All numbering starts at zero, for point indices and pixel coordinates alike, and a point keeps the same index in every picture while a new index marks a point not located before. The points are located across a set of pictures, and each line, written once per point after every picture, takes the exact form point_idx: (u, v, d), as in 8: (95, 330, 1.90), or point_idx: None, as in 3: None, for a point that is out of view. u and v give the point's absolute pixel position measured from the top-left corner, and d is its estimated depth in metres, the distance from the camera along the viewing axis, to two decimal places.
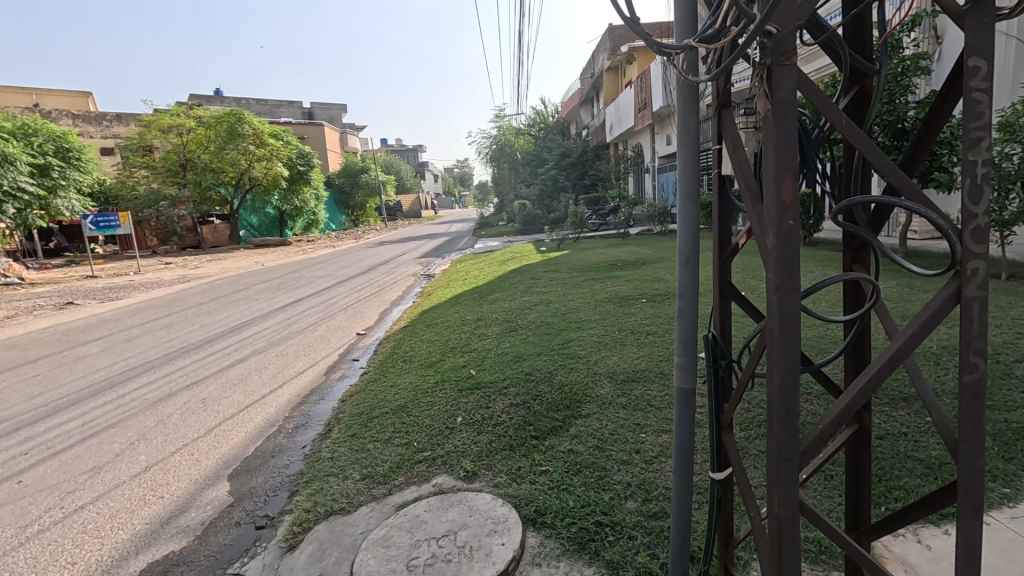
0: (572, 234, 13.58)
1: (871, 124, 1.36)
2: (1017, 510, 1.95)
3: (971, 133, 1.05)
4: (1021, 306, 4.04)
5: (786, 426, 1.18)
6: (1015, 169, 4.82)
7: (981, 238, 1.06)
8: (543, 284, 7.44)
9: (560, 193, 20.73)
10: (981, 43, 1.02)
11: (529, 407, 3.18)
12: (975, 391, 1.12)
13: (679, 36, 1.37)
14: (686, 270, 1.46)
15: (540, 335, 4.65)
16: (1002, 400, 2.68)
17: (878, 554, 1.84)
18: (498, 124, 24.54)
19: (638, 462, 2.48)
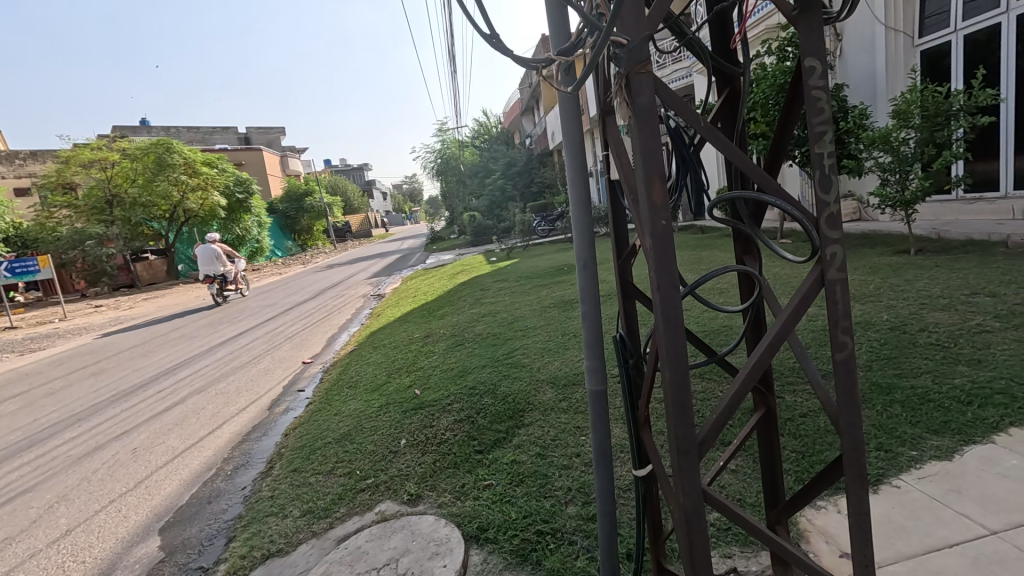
0: (521, 242, 13.71)
1: (741, 124, 1.44)
2: (923, 471, 2.09)
3: (816, 127, 1.13)
4: (925, 278, 4.37)
5: (682, 420, 1.21)
6: (911, 153, 5.25)
7: (835, 225, 1.14)
8: (491, 294, 7.44)
9: (508, 202, 20.92)
10: (814, 44, 1.10)
11: (472, 422, 3.16)
12: (846, 367, 1.19)
13: (552, 48, 1.41)
14: (585, 274, 1.49)
15: (486, 347, 4.64)
16: (908, 367, 2.88)
17: (803, 528, 1.92)
18: (442, 138, 24.55)
19: (578, 465, 2.51)
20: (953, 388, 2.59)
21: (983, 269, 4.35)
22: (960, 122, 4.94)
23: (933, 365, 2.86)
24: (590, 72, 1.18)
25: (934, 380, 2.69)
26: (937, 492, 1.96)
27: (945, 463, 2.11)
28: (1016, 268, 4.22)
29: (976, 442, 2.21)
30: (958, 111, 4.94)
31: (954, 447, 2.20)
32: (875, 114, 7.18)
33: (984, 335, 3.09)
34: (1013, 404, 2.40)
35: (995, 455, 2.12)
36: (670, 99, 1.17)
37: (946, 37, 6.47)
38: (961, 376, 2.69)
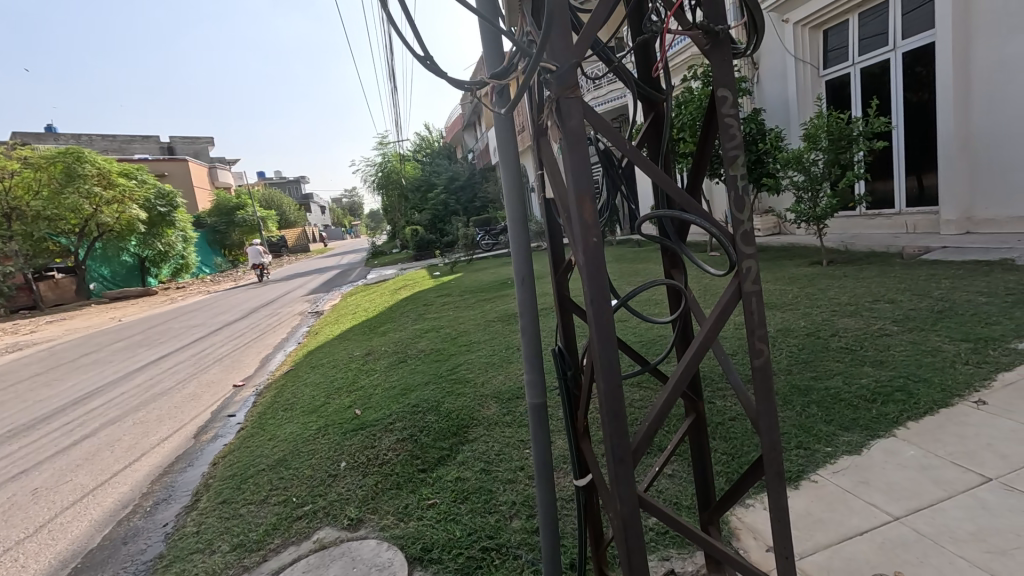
0: (465, 256, 13.72)
1: (666, 147, 1.53)
2: (837, 466, 2.27)
3: (729, 151, 1.23)
4: (836, 287, 4.77)
5: (616, 428, 1.25)
6: (820, 172, 5.74)
7: (749, 241, 1.24)
8: (434, 309, 7.38)
9: (451, 217, 20.91)
10: (725, 76, 1.21)
11: (414, 440, 3.10)
12: (763, 372, 1.29)
13: (486, 70, 1.45)
14: (524, 289, 1.53)
15: (429, 363, 4.59)
16: (823, 369, 3.13)
17: (733, 527, 2.02)
18: (383, 151, 24.18)
19: (522, 478, 2.52)
20: (860, 388, 2.84)
21: (883, 279, 4.81)
22: (860, 145, 5.44)
23: (842, 367, 3.12)
24: (522, 94, 1.23)
25: (845, 381, 2.94)
26: (848, 484, 2.14)
27: (855, 457, 2.30)
28: (911, 277, 4.69)
29: (880, 437, 2.42)
30: (858, 135, 5.45)
31: (861, 442, 2.40)
32: (789, 137, 7.84)
33: (885, 338, 3.42)
34: (910, 400, 2.66)
35: (896, 447, 2.33)
36: (597, 122, 1.24)
37: (845, 70, 7.18)
38: (867, 376, 2.95)
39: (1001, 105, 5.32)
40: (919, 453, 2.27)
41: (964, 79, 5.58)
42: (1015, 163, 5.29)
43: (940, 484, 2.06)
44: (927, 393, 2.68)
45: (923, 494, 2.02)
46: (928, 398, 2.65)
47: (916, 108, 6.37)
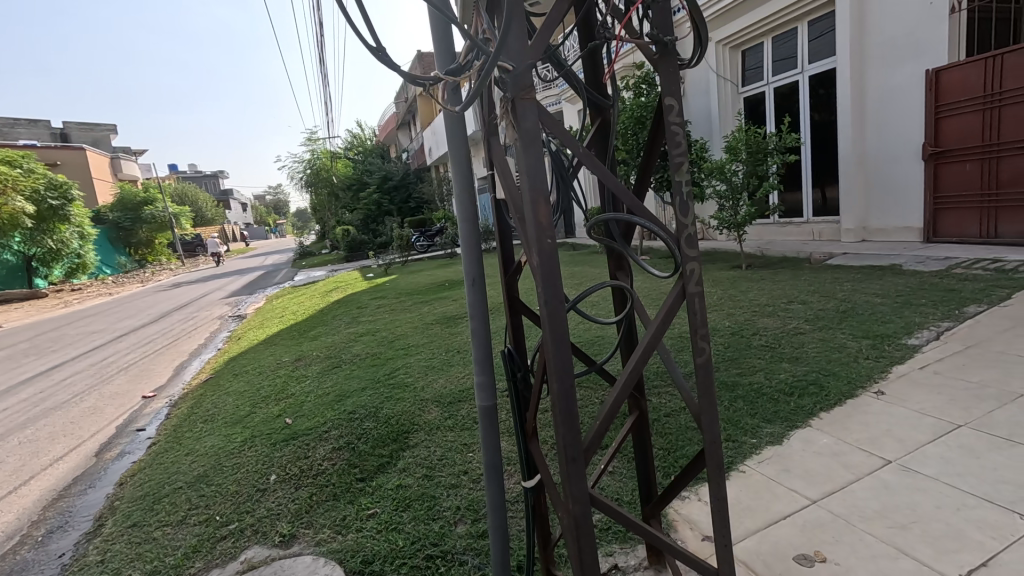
0: (400, 257, 13.39)
1: (612, 152, 1.57)
2: (761, 456, 2.43)
3: (675, 158, 1.28)
4: (756, 289, 5.13)
5: (569, 428, 1.26)
6: (740, 183, 6.16)
7: (693, 244, 1.30)
8: (369, 312, 7.13)
9: (385, 217, 20.35)
10: (672, 85, 1.26)
11: (352, 449, 2.97)
12: (705, 370, 1.35)
13: (438, 68, 1.43)
14: (474, 289, 1.51)
15: (365, 368, 4.42)
16: (747, 366, 3.35)
17: (672, 519, 2.11)
18: (312, 148, 23.12)
19: (466, 482, 2.49)
20: (779, 382, 3.07)
21: (796, 282, 5.23)
22: (774, 159, 5.90)
23: (764, 363, 3.36)
24: (478, 93, 1.21)
25: (767, 376, 3.17)
26: (772, 473, 2.30)
27: (777, 447, 2.48)
28: (819, 280, 5.13)
29: (798, 427, 2.63)
30: (772, 149, 5.91)
31: (782, 432, 2.59)
32: (712, 148, 8.34)
33: (799, 336, 3.72)
34: (822, 392, 2.90)
35: (812, 436, 2.54)
36: (550, 125, 1.25)
37: (761, 89, 7.78)
38: (785, 371, 3.20)
39: (890, 127, 5.96)
40: (831, 441, 2.48)
41: (860, 103, 6.20)
42: (901, 180, 5.94)
43: (850, 468, 2.26)
44: (836, 385, 2.95)
45: (836, 478, 2.21)
46: (837, 389, 2.90)
47: (821, 127, 7.01)
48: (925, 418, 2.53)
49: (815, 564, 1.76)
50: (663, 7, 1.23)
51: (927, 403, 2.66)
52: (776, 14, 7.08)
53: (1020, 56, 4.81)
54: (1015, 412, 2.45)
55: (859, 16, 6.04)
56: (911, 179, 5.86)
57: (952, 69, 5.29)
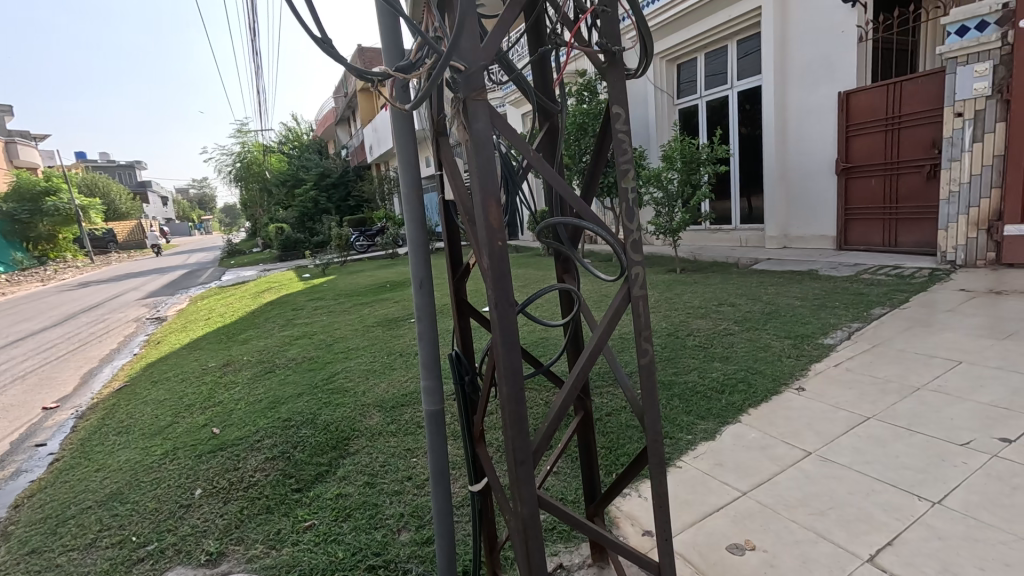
0: (339, 257, 12.93)
1: (560, 156, 1.59)
2: (696, 451, 2.55)
3: (622, 165, 1.32)
4: (690, 292, 5.39)
5: (518, 430, 1.26)
6: (676, 191, 6.45)
7: (637, 249, 1.34)
8: (305, 315, 6.82)
9: (322, 215, 19.56)
10: (619, 94, 1.30)
11: (286, 459, 2.83)
12: (648, 370, 1.40)
13: (386, 64, 1.39)
14: (421, 292, 1.48)
15: (300, 373, 4.22)
16: (683, 365, 3.52)
17: (614, 516, 2.16)
18: (242, 140, 21.88)
19: (409, 489, 2.43)
20: (712, 380, 3.24)
21: (726, 285, 5.54)
22: (706, 168, 6.23)
23: (698, 362, 3.54)
24: (429, 92, 1.19)
25: (700, 374, 3.33)
26: (706, 467, 2.42)
27: (710, 443, 2.62)
28: (747, 284, 5.47)
29: (729, 423, 2.78)
30: (704, 159, 6.24)
31: (715, 428, 2.74)
32: (650, 157, 8.69)
33: (729, 336, 3.94)
34: (751, 389, 3.09)
35: (742, 431, 2.70)
36: (501, 127, 1.25)
37: (694, 102, 8.20)
38: (716, 370, 3.38)
39: (808, 143, 6.45)
40: (759, 435, 2.64)
41: (783, 119, 6.67)
42: (817, 192, 6.45)
43: (774, 460, 2.42)
44: (762, 382, 3.15)
45: (762, 470, 2.35)
46: (764, 387, 3.10)
47: (747, 140, 7.48)
48: (838, 412, 2.75)
49: (745, 552, 1.87)
50: (612, 18, 1.26)
51: (841, 397, 2.89)
52: (708, 32, 7.50)
53: (917, 83, 5.27)
54: (914, 404, 2.71)
55: (781, 39, 6.53)
56: (825, 192, 6.37)
57: (860, 93, 5.81)
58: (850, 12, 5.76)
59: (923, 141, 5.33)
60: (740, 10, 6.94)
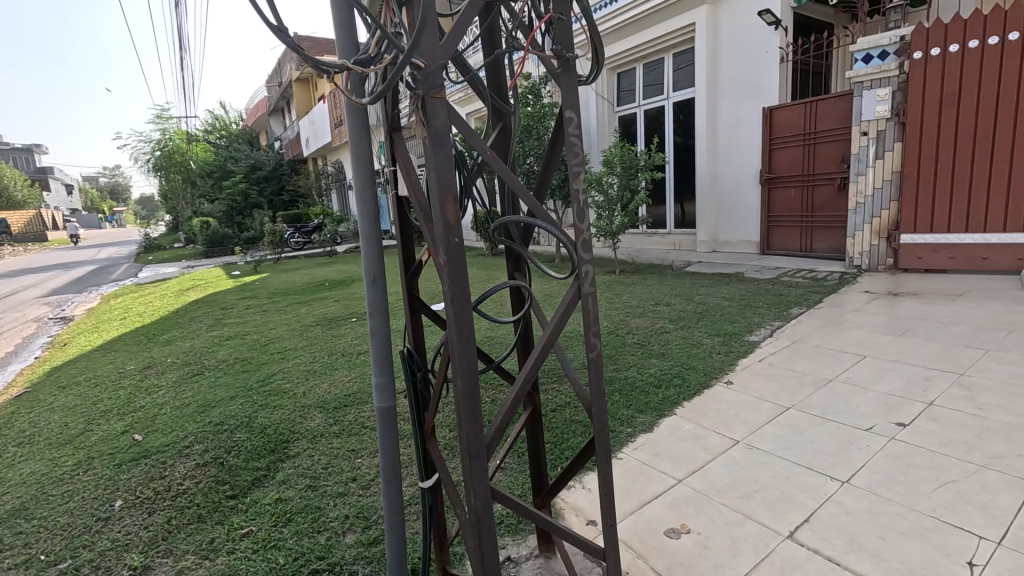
0: (272, 254, 12.31)
1: (513, 155, 1.62)
2: (636, 444, 2.68)
3: (574, 167, 1.38)
4: (629, 293, 5.62)
5: (473, 424, 1.28)
6: (616, 195, 6.68)
7: (587, 248, 1.40)
8: (235, 314, 6.45)
9: (253, 210, 18.53)
10: (572, 100, 1.35)
11: (220, 464, 2.68)
12: (596, 364, 1.46)
13: (340, 57, 1.37)
14: (374, 288, 1.47)
15: (233, 375, 4.00)
16: (622, 361, 3.67)
17: (559, 508, 2.23)
18: (162, 127, 20.33)
19: (354, 490, 2.38)
20: (650, 375, 3.41)
21: (662, 286, 5.82)
22: (643, 174, 6.51)
23: (637, 358, 3.70)
24: (387, 88, 1.18)
25: (639, 370, 3.49)
26: (645, 458, 2.54)
27: (649, 435, 2.75)
28: (681, 285, 5.77)
29: (665, 416, 2.94)
30: (642, 166, 6.52)
31: (652, 421, 2.88)
32: (591, 161, 8.96)
33: (665, 334, 4.15)
34: (685, 384, 3.27)
35: (677, 423, 2.85)
36: (458, 126, 1.26)
37: (633, 110, 8.54)
38: (654, 366, 3.55)
39: (736, 154, 6.90)
40: (692, 426, 2.81)
41: (714, 130, 7.09)
42: (744, 200, 6.92)
43: (706, 448, 2.59)
44: (695, 377, 3.35)
45: (695, 459, 2.51)
46: (697, 381, 3.30)
47: (681, 149, 7.89)
48: (763, 403, 2.98)
49: (681, 536, 1.99)
50: (565, 25, 1.32)
51: (764, 390, 3.13)
52: (647, 44, 7.82)
53: (830, 103, 5.77)
54: (826, 394, 2.99)
55: (712, 56, 6.95)
56: (750, 200, 6.84)
57: (782, 109, 6.29)
58: (773, 34, 6.25)
59: (835, 156, 5.85)
60: (676, 25, 7.30)
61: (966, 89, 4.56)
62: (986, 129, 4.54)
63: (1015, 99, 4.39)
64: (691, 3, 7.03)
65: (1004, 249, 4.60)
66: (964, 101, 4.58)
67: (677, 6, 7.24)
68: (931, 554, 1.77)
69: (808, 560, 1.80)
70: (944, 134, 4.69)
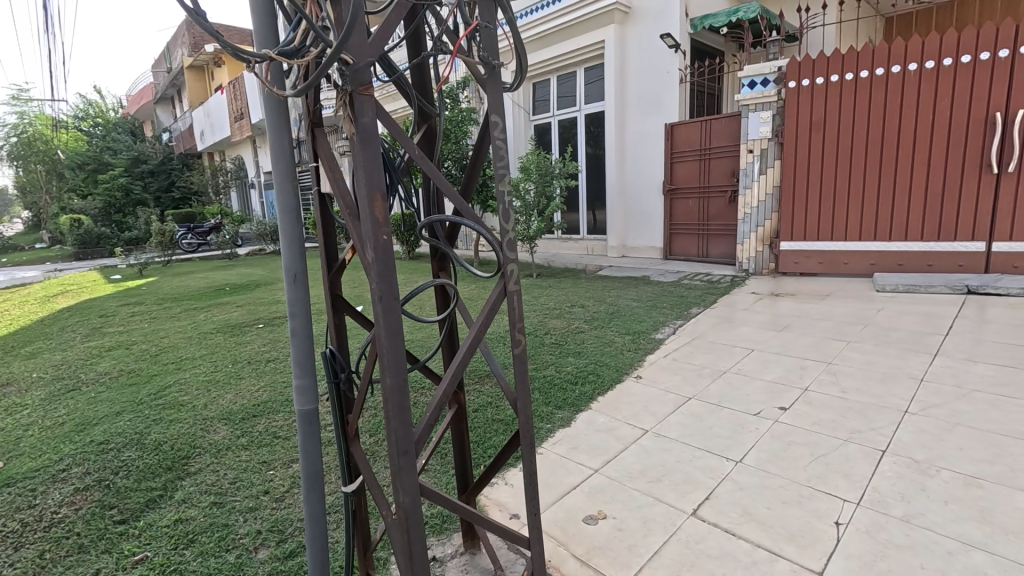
0: (160, 256, 11.13)
1: (438, 156, 1.65)
2: (555, 438, 2.79)
3: (500, 169, 1.43)
4: (546, 295, 5.80)
5: (401, 421, 1.28)
6: (532, 201, 6.87)
7: (513, 247, 1.46)
8: (117, 322, 5.77)
9: (136, 207, 16.64)
10: (497, 105, 1.41)
11: (106, 488, 2.40)
12: (520, 359, 1.52)
13: (259, 48, 1.32)
14: (295, 287, 1.42)
15: (118, 389, 3.59)
16: (541, 360, 3.79)
17: (483, 505, 2.26)
18: (19, 110, 17.67)
19: (267, 503, 2.25)
20: (567, 373, 3.56)
21: (576, 289, 6.07)
22: (558, 182, 6.76)
23: (554, 357, 3.85)
24: (311, 81, 1.15)
25: (556, 369, 3.63)
26: (564, 451, 2.66)
27: (567, 429, 2.88)
28: (594, 288, 6.06)
29: (581, 410, 3.09)
30: (556, 174, 6.77)
31: (570, 416, 3.02)
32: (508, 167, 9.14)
33: (580, 333, 4.35)
34: (600, 380, 3.45)
35: (593, 417, 3.01)
36: (386, 124, 1.26)
37: (547, 119, 8.84)
38: (570, 364, 3.72)
39: (642, 165, 7.39)
40: (606, 419, 2.98)
41: (622, 142, 7.54)
42: (649, 208, 7.42)
43: (620, 439, 2.76)
44: (608, 373, 3.55)
45: (609, 449, 2.66)
46: (610, 377, 3.50)
47: (593, 158, 8.30)
48: (669, 394, 3.23)
49: (598, 521, 2.11)
50: (490, 33, 1.37)
51: (670, 383, 3.40)
52: (561, 57, 8.13)
53: (722, 122, 6.36)
54: (722, 384, 3.30)
55: (620, 72, 7.39)
56: (655, 208, 7.37)
57: (681, 126, 6.83)
58: (674, 56, 6.80)
59: (726, 170, 6.44)
60: (587, 41, 7.66)
61: (829, 117, 5.24)
62: (846, 152, 5.23)
63: (865, 128, 5.11)
64: (600, 21, 7.42)
65: (861, 254, 5.33)
66: (828, 127, 5.26)
67: (588, 23, 7.60)
68: (808, 518, 2.03)
69: (709, 533, 1.99)
70: (813, 155, 5.38)
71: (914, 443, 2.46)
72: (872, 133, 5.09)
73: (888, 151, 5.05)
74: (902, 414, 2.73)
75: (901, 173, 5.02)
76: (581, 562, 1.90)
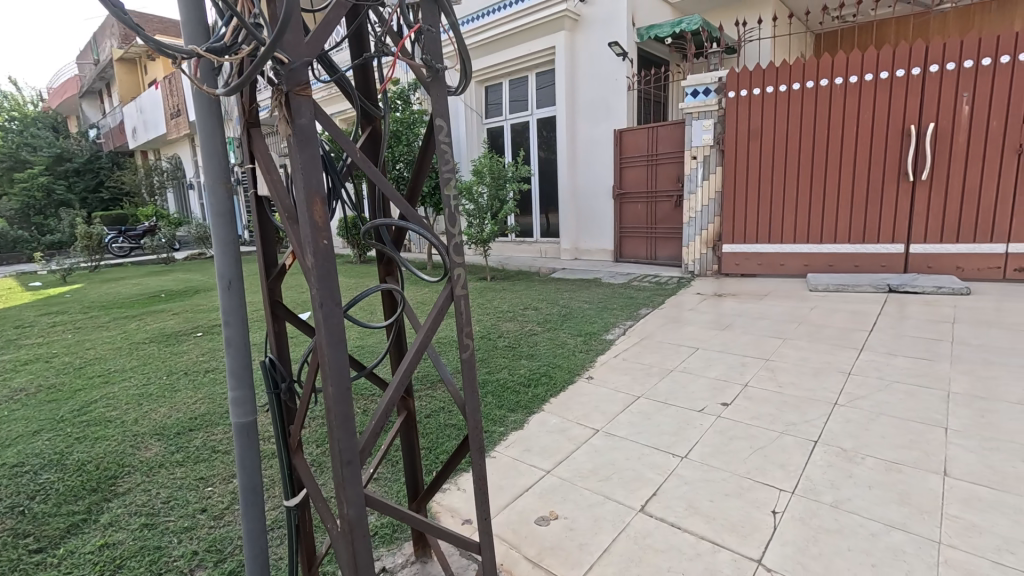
0: (87, 261, 10.35)
1: (383, 159, 1.62)
2: (508, 441, 2.79)
3: (445, 173, 1.42)
4: (499, 298, 5.81)
5: (345, 430, 1.25)
6: (485, 204, 6.87)
7: (459, 251, 1.45)
8: (36, 333, 5.32)
9: (58, 209, 15.40)
10: (442, 108, 1.40)
11: (19, 515, 2.20)
12: (469, 363, 1.52)
13: (187, 43, 1.25)
14: (229, 294, 1.35)
15: (35, 406, 3.30)
16: (494, 364, 3.79)
17: (434, 511, 2.23)
18: None
19: (204, 522, 2.13)
20: (520, 376, 3.58)
21: (530, 292, 6.11)
22: (510, 185, 6.80)
23: (508, 360, 3.86)
24: (241, 80, 1.10)
25: (509, 371, 3.64)
26: (516, 454, 2.67)
27: (519, 431, 2.89)
28: (547, 290, 6.13)
29: (534, 412, 3.11)
30: (509, 177, 6.80)
31: (523, 418, 3.03)
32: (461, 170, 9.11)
33: (533, 336, 4.38)
34: (552, 382, 3.49)
35: (545, 418, 3.04)
36: (326, 125, 1.23)
37: (500, 123, 8.88)
38: (523, 366, 3.74)
39: (593, 170, 7.54)
40: (558, 420, 3.01)
41: (573, 147, 7.67)
42: (600, 212, 7.58)
43: (571, 439, 2.80)
44: (561, 375, 3.59)
45: (561, 450, 2.69)
46: (562, 378, 3.54)
47: (545, 162, 8.40)
48: (618, 394, 3.31)
49: (550, 522, 2.13)
50: (433, 36, 1.36)
51: (619, 382, 3.48)
52: (512, 61, 8.19)
53: (667, 129, 6.58)
54: (669, 383, 3.41)
55: (571, 78, 7.52)
56: (605, 212, 7.53)
57: (630, 132, 7.02)
58: (621, 64, 6.99)
59: (672, 175, 6.66)
60: (538, 47, 7.75)
61: (766, 126, 5.53)
62: (781, 160, 5.54)
63: (798, 137, 5.43)
64: (550, 28, 7.52)
65: (795, 255, 5.65)
66: (765, 135, 5.55)
67: (538, 30, 7.69)
68: (747, 508, 2.13)
69: (656, 528, 2.05)
70: (751, 162, 5.66)
71: (842, 433, 2.62)
72: (803, 141, 5.41)
73: (818, 159, 5.38)
74: (832, 406, 2.91)
75: (830, 180, 5.37)
76: (533, 564, 1.91)
